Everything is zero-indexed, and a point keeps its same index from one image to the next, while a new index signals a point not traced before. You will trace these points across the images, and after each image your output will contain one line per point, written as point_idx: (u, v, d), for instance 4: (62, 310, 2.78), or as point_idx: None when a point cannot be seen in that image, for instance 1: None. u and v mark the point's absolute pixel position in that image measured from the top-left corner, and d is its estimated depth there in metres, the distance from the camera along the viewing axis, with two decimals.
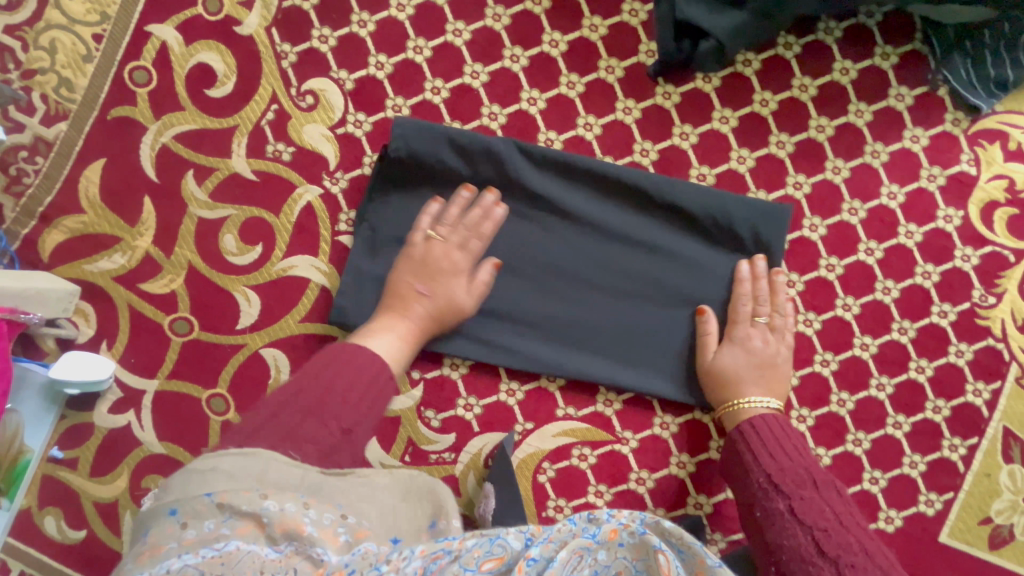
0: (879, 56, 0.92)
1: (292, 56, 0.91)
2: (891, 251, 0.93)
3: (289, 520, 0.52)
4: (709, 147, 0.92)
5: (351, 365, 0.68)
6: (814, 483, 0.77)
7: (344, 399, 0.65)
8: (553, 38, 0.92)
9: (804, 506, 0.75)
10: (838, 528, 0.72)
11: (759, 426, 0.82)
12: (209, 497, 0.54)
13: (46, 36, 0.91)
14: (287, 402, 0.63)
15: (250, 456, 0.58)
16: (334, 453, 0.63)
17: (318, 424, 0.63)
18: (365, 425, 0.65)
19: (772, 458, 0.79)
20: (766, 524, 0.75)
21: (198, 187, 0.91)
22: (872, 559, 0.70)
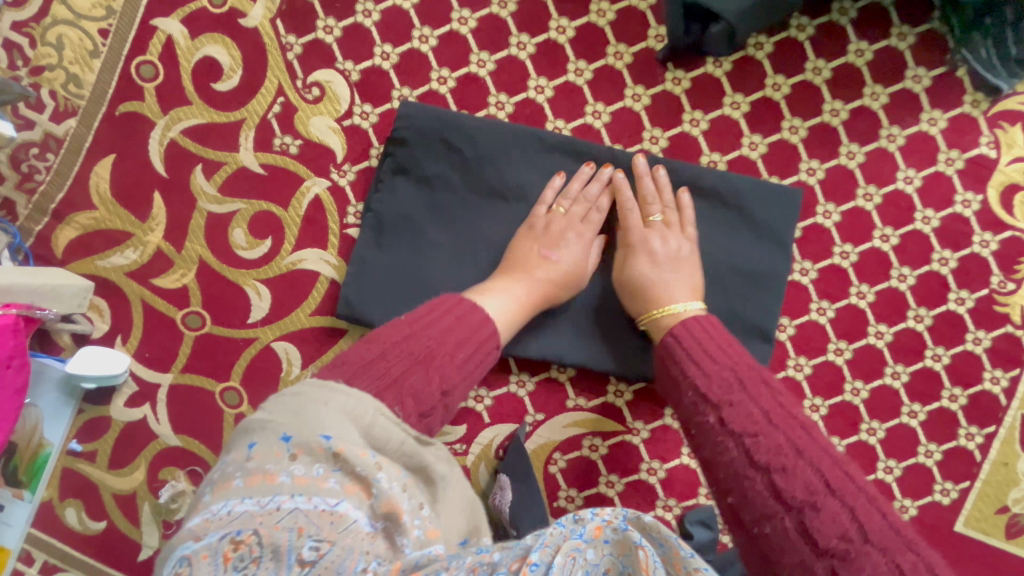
0: (895, 36, 0.90)
1: (297, 48, 0.91)
2: (908, 237, 0.91)
3: (392, 501, 0.51)
4: (721, 133, 0.91)
5: (466, 328, 0.67)
6: (742, 385, 0.66)
7: (451, 357, 0.64)
8: (560, 24, 0.91)
9: (733, 414, 0.64)
10: (767, 429, 0.62)
11: (692, 330, 0.73)
12: (325, 441, 0.51)
13: (53, 31, 0.91)
14: (395, 347, 0.61)
15: (359, 403, 0.54)
16: (428, 416, 0.61)
17: (424, 377, 0.61)
18: (461, 386, 0.65)
19: (699, 366, 0.69)
20: (701, 442, 0.66)
21: (207, 182, 0.92)
22: (809, 462, 0.59)
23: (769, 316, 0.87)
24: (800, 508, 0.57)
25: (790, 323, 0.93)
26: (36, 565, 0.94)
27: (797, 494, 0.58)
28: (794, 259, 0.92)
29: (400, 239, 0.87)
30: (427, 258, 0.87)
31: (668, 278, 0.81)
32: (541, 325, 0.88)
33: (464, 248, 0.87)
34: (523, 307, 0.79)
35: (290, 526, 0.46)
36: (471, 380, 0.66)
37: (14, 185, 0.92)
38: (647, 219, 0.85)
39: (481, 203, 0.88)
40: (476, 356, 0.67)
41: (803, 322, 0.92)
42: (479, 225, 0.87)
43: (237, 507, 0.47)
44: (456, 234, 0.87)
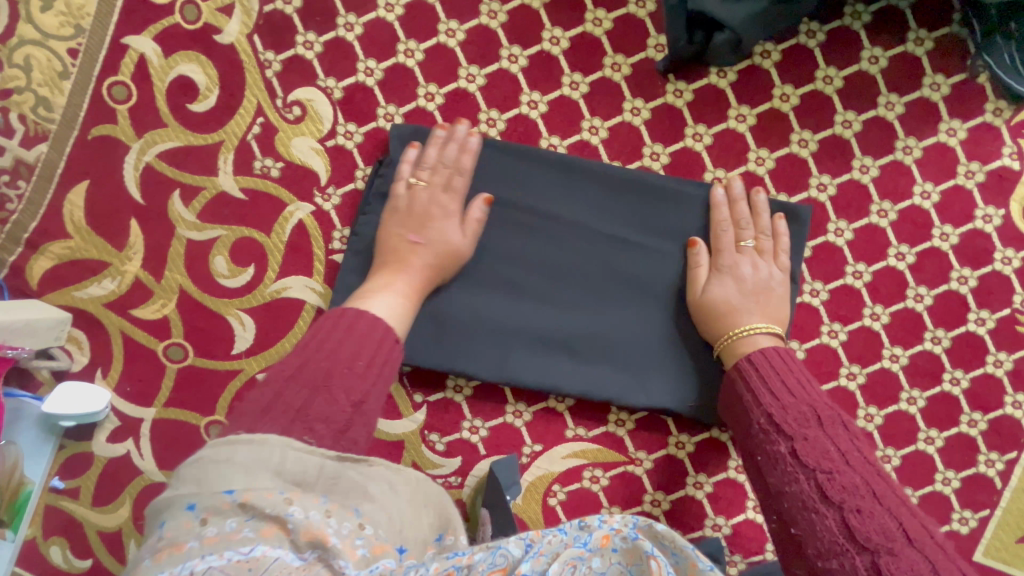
0: (912, 41, 0.84)
1: (276, 64, 0.86)
2: (924, 255, 0.86)
3: (314, 528, 0.46)
4: (725, 148, 0.86)
5: (355, 334, 0.62)
6: (820, 421, 0.65)
7: (349, 366, 0.60)
8: (554, 35, 0.85)
9: (807, 448, 0.63)
10: (844, 468, 0.61)
11: (766, 358, 0.72)
12: (230, 495, 0.47)
13: (20, 52, 0.86)
14: (294, 374, 0.57)
15: (269, 446, 0.51)
16: (347, 431, 0.57)
17: (327, 399, 0.57)
18: (375, 393, 0.60)
19: (773, 396, 0.69)
20: (768, 469, 0.65)
21: (185, 208, 0.87)
22: (889, 508, 0.58)
23: None
24: (875, 551, 0.55)
25: (800, 347, 0.88)
26: None
27: (873, 537, 0.56)
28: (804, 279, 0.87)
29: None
30: None
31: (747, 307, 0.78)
32: (537, 351, 0.84)
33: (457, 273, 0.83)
34: (411, 300, 0.75)
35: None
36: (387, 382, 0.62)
37: None
38: (739, 243, 0.82)
39: None
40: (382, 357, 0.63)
41: (814, 346, 0.88)
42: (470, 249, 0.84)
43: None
44: None
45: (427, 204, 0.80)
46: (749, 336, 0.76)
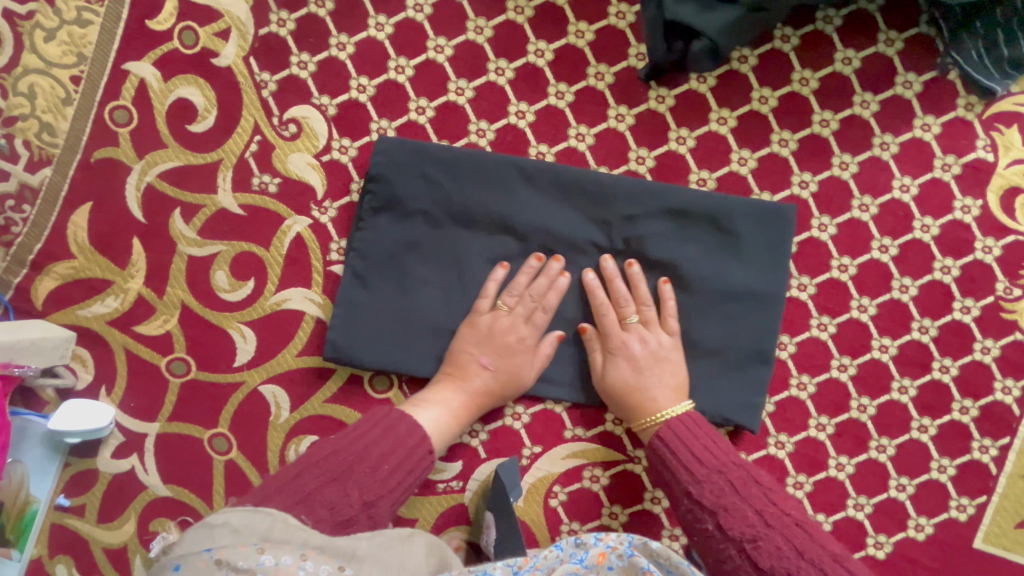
0: (883, 42, 0.87)
1: (271, 85, 0.89)
2: (907, 247, 0.89)
3: None
4: (708, 150, 0.89)
5: (393, 439, 0.73)
6: (734, 488, 0.75)
7: (374, 469, 0.70)
8: (538, 47, 0.89)
9: (730, 520, 0.73)
10: (765, 532, 0.72)
11: (667, 439, 0.79)
12: (209, 554, 0.55)
13: (25, 81, 0.89)
14: (320, 461, 0.69)
15: (261, 516, 0.61)
16: (349, 524, 0.66)
17: (338, 490, 0.67)
18: (387, 498, 0.70)
19: (688, 472, 0.77)
20: (706, 548, 0.74)
21: (186, 225, 0.90)
22: (809, 559, 0.70)
23: (766, 338, 0.85)
24: None
25: (790, 340, 0.90)
26: None
27: None
28: (790, 275, 0.89)
29: (384, 278, 0.86)
30: (414, 298, 0.85)
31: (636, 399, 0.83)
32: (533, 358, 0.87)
33: (454, 285, 0.86)
34: (456, 418, 0.82)
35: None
36: (402, 490, 0.72)
37: None
38: (624, 320, 0.85)
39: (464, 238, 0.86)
40: (408, 471, 0.73)
41: (804, 339, 0.90)
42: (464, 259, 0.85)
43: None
44: (441, 272, 0.86)
45: (496, 330, 0.83)
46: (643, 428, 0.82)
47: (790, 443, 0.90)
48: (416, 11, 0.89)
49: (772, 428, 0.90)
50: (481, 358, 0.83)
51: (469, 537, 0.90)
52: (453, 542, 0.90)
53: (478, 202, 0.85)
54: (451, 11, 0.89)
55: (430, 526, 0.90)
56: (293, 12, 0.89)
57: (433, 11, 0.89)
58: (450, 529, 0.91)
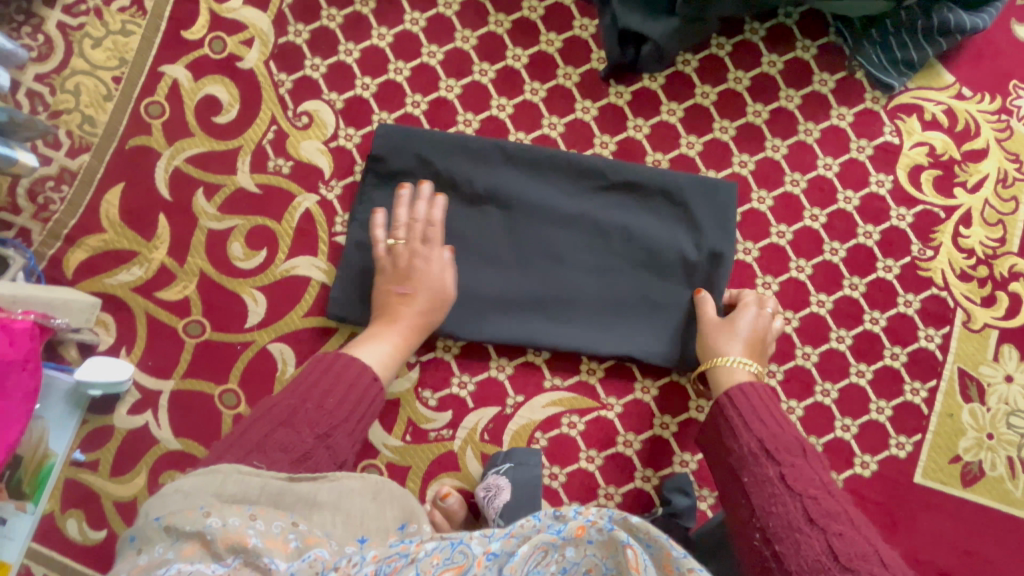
0: (800, 48, 1.06)
1: (287, 84, 1.04)
2: (834, 215, 1.04)
3: (231, 534, 0.56)
4: (661, 136, 1.04)
5: (334, 377, 0.78)
6: (802, 452, 0.77)
7: (321, 405, 0.75)
8: (516, 53, 1.05)
9: (794, 473, 0.74)
10: (826, 495, 0.72)
11: (748, 393, 0.84)
12: (161, 521, 0.59)
13: (72, 81, 1.03)
14: (266, 412, 0.73)
15: (214, 475, 0.64)
16: (307, 458, 0.71)
17: (293, 432, 0.72)
18: (342, 427, 0.75)
19: (761, 426, 0.80)
20: (756, 490, 0.75)
21: (208, 202, 1.02)
22: (861, 534, 0.69)
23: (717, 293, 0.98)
24: (852, 568, 0.65)
25: None
26: None
27: (851, 556, 0.66)
28: (737, 241, 1.03)
29: None
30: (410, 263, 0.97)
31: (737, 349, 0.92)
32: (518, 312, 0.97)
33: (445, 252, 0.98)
34: (398, 349, 0.89)
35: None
36: (355, 417, 0.77)
37: (30, 215, 1.01)
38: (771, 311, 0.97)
39: (453, 210, 0.99)
40: (361, 402, 0.78)
41: None
42: (454, 228, 0.98)
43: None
44: None
45: (399, 259, 0.93)
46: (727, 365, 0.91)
47: None
48: (413, 24, 1.05)
49: None
50: (394, 289, 0.92)
51: (459, 482, 0.99)
52: (444, 487, 0.98)
53: (465, 178, 0.98)
54: (442, 24, 1.06)
55: (423, 472, 0.98)
56: (308, 24, 1.05)
57: (427, 24, 1.05)
58: (441, 475, 0.99)
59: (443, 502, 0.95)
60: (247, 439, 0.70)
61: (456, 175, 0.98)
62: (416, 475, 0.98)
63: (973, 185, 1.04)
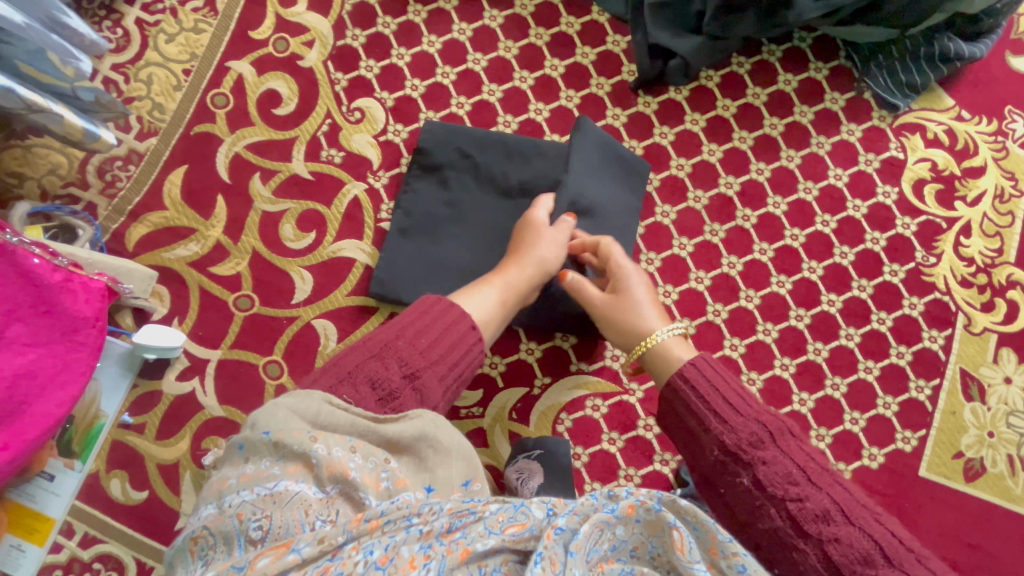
0: (813, 70, 1.15)
1: (343, 82, 1.13)
2: (844, 222, 1.11)
3: (335, 463, 0.58)
4: (685, 143, 1.13)
5: (428, 320, 0.73)
6: (772, 438, 0.68)
7: (414, 343, 0.70)
8: (553, 63, 1.15)
9: (768, 473, 0.66)
10: (808, 489, 0.65)
11: (692, 377, 0.75)
12: (267, 436, 0.59)
13: (145, 71, 1.12)
14: (359, 343, 0.70)
15: (306, 400, 0.62)
16: (394, 396, 0.67)
17: (381, 365, 0.68)
18: (430, 369, 0.70)
19: (723, 422, 0.71)
20: (736, 502, 0.68)
21: (263, 186, 1.10)
22: (856, 524, 0.62)
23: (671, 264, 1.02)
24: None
25: (756, 294, 1.09)
26: (76, 537, 1.00)
27: (850, 563, 0.61)
28: (753, 241, 1.10)
29: (426, 231, 1.05)
30: (446, 247, 1.04)
31: (650, 313, 0.87)
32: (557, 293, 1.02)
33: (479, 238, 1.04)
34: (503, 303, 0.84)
35: (242, 510, 0.55)
36: (446, 365, 0.71)
37: (98, 192, 1.08)
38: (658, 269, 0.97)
39: (488, 200, 1.06)
40: (452, 349, 0.72)
41: (767, 293, 1.09)
42: (488, 217, 1.05)
43: (204, 513, 0.57)
44: (470, 229, 1.05)
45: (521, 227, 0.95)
46: (661, 340, 0.83)
47: (760, 380, 1.07)
48: (460, 34, 1.15)
49: (744, 366, 1.07)
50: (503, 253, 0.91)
51: (487, 458, 1.03)
52: None
53: (500, 171, 1.06)
54: (487, 34, 1.15)
55: None
56: (365, 30, 1.15)
57: (473, 34, 1.15)
58: (470, 451, 1.04)
59: None
60: (341, 367, 0.67)
61: (493, 170, 1.06)
62: None
63: (972, 200, 1.12)
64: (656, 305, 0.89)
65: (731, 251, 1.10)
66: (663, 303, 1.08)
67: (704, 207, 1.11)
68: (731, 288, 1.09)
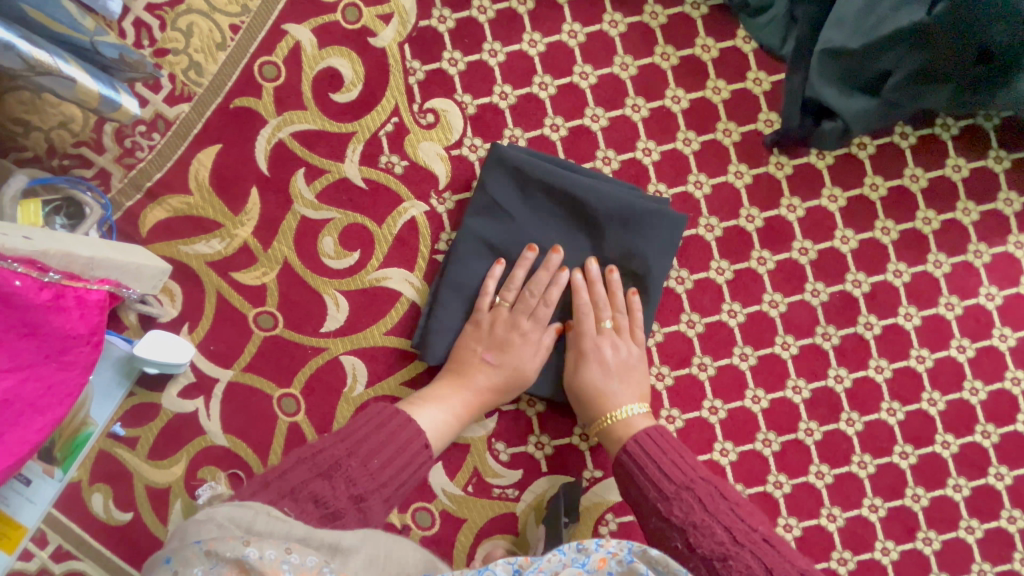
0: (992, 158, 0.93)
1: (419, 73, 0.93)
2: (983, 351, 0.93)
3: (269, 566, 0.47)
4: (815, 223, 0.93)
5: (375, 430, 0.67)
6: (702, 505, 0.68)
7: (365, 463, 0.65)
8: (676, 94, 0.93)
9: (698, 537, 0.66)
10: (734, 551, 0.64)
11: (645, 441, 0.75)
12: (199, 545, 0.49)
13: (185, 19, 0.92)
14: (308, 456, 0.63)
15: (240, 509, 0.54)
16: (337, 517, 0.59)
17: (327, 486, 0.61)
18: (379, 491, 0.64)
19: (656, 488, 0.71)
20: (672, 565, 0.68)
21: (307, 186, 0.92)
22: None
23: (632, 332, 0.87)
24: None
25: (859, 418, 0.92)
26: (49, 548, 0.90)
27: None
28: (870, 355, 0.92)
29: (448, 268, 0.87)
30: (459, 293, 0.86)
31: (617, 386, 0.83)
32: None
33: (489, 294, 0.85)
34: (458, 416, 0.82)
35: None
36: (396, 484, 0.65)
37: (114, 158, 0.91)
38: (601, 324, 0.85)
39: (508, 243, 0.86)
40: (396, 467, 0.66)
41: (872, 420, 0.92)
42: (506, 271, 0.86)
43: None
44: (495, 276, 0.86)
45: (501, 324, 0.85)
46: (623, 418, 0.81)
47: (841, 517, 0.91)
48: (570, 37, 0.93)
49: (827, 498, 0.92)
50: (482, 352, 0.84)
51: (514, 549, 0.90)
52: (495, 550, 0.89)
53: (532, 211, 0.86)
54: (602, 43, 0.93)
55: (477, 529, 0.90)
56: (455, 12, 0.93)
57: (585, 40, 0.93)
58: (496, 537, 0.90)
59: None
60: (281, 487, 0.60)
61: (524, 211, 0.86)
62: (469, 531, 0.90)
63: None
64: (629, 373, 0.84)
65: (841, 361, 0.92)
66: (749, 409, 0.92)
67: (821, 304, 0.92)
68: (832, 406, 0.92)
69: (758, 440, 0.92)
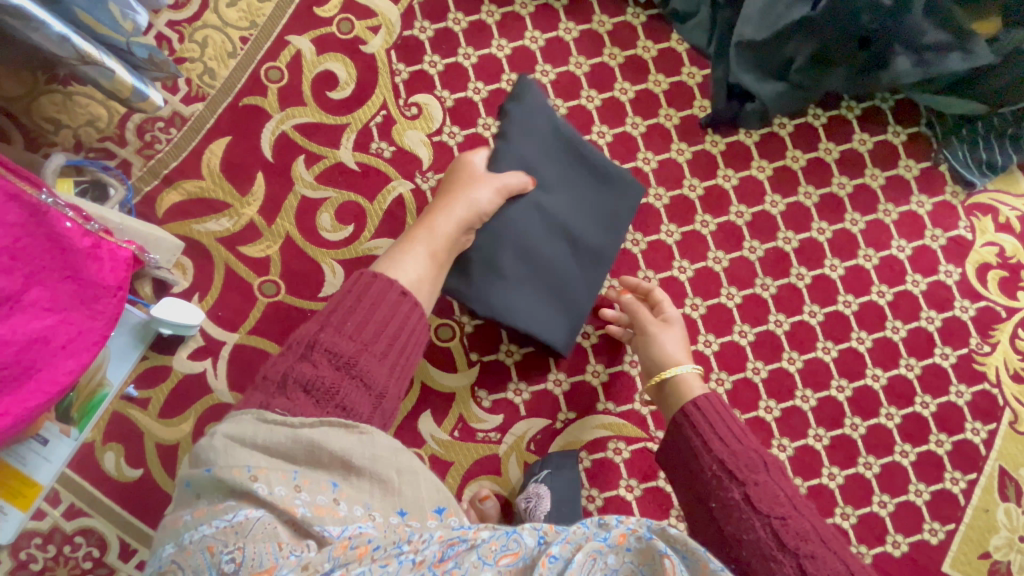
0: (891, 133, 1.10)
1: (404, 74, 1.08)
2: (900, 295, 1.07)
3: (280, 505, 0.52)
4: (748, 190, 1.08)
5: (349, 302, 0.67)
6: (766, 467, 0.70)
7: (340, 329, 0.65)
8: (623, 87, 1.10)
9: (759, 492, 0.67)
10: (795, 514, 0.66)
11: (712, 403, 0.77)
12: (211, 472, 0.55)
13: (200, 33, 1.07)
14: (286, 347, 0.64)
15: (238, 427, 0.57)
16: (336, 392, 0.62)
17: (313, 364, 0.63)
18: (367, 351, 0.65)
19: (723, 443, 0.73)
20: (725, 518, 0.67)
21: (307, 170, 1.05)
22: (833, 550, 0.64)
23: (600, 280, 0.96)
24: None
25: (799, 356, 1.04)
26: (61, 507, 0.96)
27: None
28: (803, 302, 1.06)
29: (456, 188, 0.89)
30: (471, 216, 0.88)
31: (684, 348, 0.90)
32: (508, 282, 0.90)
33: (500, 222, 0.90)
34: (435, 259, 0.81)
35: (206, 547, 0.51)
36: (383, 341, 0.67)
37: (135, 150, 1.03)
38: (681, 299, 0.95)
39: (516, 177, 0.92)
40: (381, 329, 0.67)
41: (810, 358, 1.04)
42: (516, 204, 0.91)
43: (165, 553, 0.53)
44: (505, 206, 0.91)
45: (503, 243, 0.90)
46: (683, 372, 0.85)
47: (791, 447, 1.02)
48: (531, 42, 1.10)
49: (777, 431, 1.02)
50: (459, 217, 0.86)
51: (498, 488, 0.99)
52: (482, 489, 0.98)
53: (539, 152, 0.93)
54: (559, 47, 1.10)
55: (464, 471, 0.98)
56: (434, 23, 1.10)
57: (545, 44, 1.10)
58: (481, 477, 0.99)
59: (481, 504, 0.95)
60: (271, 379, 0.62)
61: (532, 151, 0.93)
62: (456, 472, 0.98)
63: None
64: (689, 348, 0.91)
65: (779, 308, 1.05)
66: (702, 351, 1.04)
67: (758, 259, 1.06)
68: (775, 347, 1.04)
69: (712, 380, 1.03)
